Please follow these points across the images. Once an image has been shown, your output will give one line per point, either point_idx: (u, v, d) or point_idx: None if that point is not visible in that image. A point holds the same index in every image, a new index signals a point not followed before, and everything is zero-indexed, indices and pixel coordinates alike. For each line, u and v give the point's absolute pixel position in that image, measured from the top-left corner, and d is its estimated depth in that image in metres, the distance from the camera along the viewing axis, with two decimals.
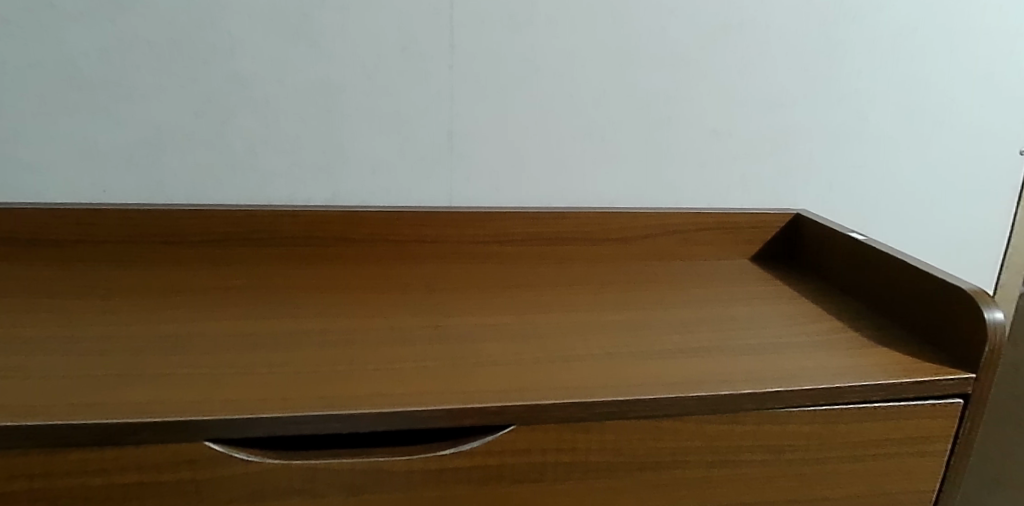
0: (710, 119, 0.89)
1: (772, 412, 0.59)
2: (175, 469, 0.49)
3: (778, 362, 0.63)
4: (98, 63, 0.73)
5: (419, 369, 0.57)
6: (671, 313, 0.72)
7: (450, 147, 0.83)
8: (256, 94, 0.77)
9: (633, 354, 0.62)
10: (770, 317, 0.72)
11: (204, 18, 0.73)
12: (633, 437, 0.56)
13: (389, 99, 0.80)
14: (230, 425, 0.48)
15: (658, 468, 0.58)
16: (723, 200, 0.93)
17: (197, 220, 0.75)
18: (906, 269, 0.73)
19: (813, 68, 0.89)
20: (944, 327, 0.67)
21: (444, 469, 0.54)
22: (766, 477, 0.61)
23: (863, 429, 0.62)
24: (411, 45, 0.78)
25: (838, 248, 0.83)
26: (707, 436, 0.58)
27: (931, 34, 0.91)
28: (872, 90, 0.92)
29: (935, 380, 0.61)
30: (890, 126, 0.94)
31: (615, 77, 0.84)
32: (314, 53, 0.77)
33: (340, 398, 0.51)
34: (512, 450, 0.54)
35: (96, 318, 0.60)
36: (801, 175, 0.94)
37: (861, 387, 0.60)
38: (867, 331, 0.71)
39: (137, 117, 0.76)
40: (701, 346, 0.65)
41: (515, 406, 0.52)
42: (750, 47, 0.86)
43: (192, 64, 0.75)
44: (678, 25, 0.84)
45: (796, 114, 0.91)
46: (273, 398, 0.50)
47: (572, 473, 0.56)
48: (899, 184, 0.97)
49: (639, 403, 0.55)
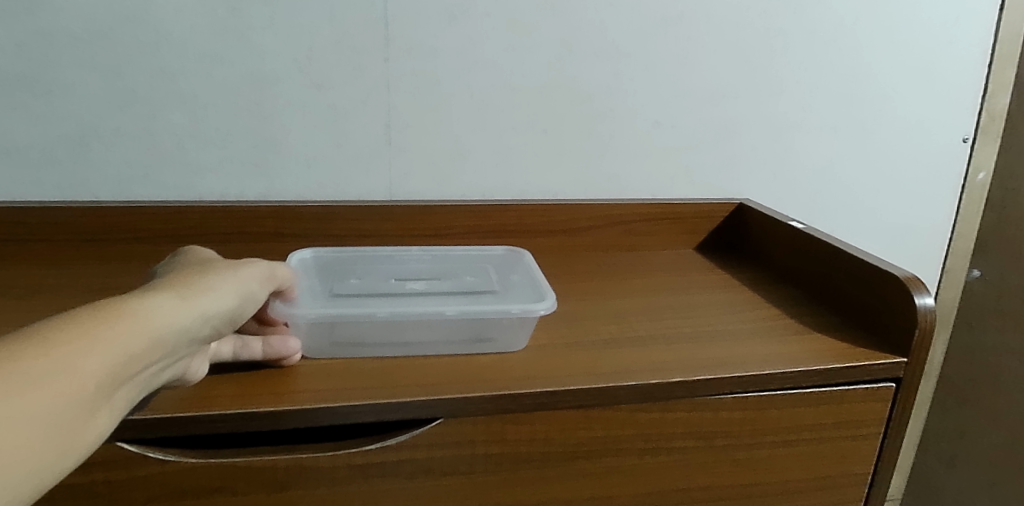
0: (652, 111, 0.89)
1: (702, 400, 0.59)
2: (88, 471, 0.48)
3: (710, 350, 0.63)
4: (17, 58, 0.71)
5: (347, 364, 0.56)
6: (610, 304, 0.72)
7: (388, 141, 0.82)
8: (187, 89, 0.76)
9: (567, 345, 0.62)
10: (707, 305, 0.73)
11: (130, 13, 0.72)
12: (563, 427, 0.56)
13: (323, 93, 0.79)
14: (143, 425, 0.47)
15: (589, 457, 0.58)
16: (667, 191, 0.93)
17: (128, 217, 0.74)
18: (842, 256, 0.73)
19: (755, 59, 0.90)
20: (878, 313, 0.68)
21: (371, 464, 0.53)
22: (699, 463, 0.62)
23: (794, 414, 0.62)
24: (345, 38, 0.77)
25: (779, 236, 0.84)
26: (639, 424, 0.58)
27: (869, 26, 0.92)
28: (813, 80, 0.93)
29: (864, 365, 0.63)
30: (832, 116, 0.95)
31: (554, 69, 0.84)
32: (245, 47, 0.76)
33: (260, 396, 0.51)
34: (439, 443, 0.54)
35: (13, 319, 0.59)
36: (745, 166, 0.95)
37: (791, 372, 0.60)
38: (802, 319, 0.71)
39: (59, 112, 0.74)
40: (637, 335, 0.65)
41: (441, 399, 0.52)
42: (690, 39, 0.87)
43: (117, 59, 0.73)
44: (618, 17, 0.84)
45: (737, 106, 0.91)
46: (191, 396, 0.50)
47: (502, 465, 0.56)
48: (840, 173, 0.98)
49: (568, 394, 0.55)
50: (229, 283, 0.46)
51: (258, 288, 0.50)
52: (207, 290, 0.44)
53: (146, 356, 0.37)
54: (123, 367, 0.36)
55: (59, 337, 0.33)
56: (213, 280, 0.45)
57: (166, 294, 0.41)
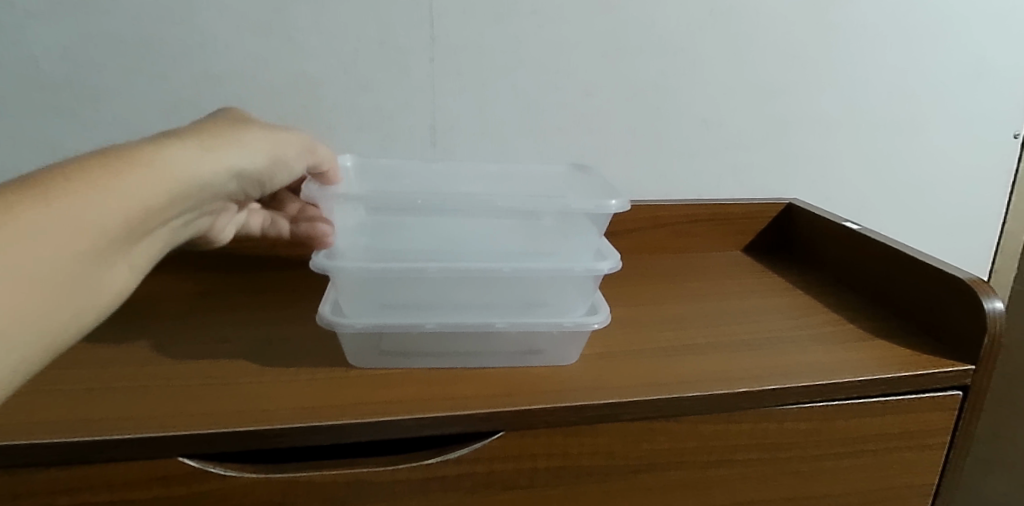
0: (699, 109, 0.87)
1: (768, 410, 0.57)
2: (149, 487, 0.47)
3: (772, 358, 0.61)
4: (62, 62, 0.71)
5: (404, 375, 0.55)
6: (665, 310, 0.70)
7: (433, 143, 0.81)
8: (232, 92, 0.75)
9: (626, 354, 0.61)
10: (763, 310, 0.71)
11: (176, 15, 0.71)
12: (626, 439, 0.55)
13: (368, 95, 0.78)
14: (204, 440, 0.46)
15: (652, 470, 0.57)
16: (713, 191, 0.91)
17: None
18: (899, 259, 0.71)
19: (804, 54, 0.87)
20: (945, 317, 0.64)
21: (431, 478, 0.52)
22: (762, 476, 0.60)
23: (861, 425, 0.60)
24: (390, 39, 0.76)
25: (831, 237, 0.81)
26: (703, 436, 0.57)
27: (924, 18, 0.89)
28: (864, 76, 0.90)
29: (934, 373, 0.60)
30: (883, 113, 0.92)
31: (602, 66, 0.82)
32: (290, 49, 0.75)
33: (322, 408, 0.50)
34: (500, 457, 0.52)
35: None
36: (795, 164, 0.92)
37: (859, 382, 0.58)
38: (864, 325, 0.69)
39: (104, 116, 0.73)
40: (696, 343, 0.63)
41: (504, 412, 0.51)
42: (738, 35, 0.85)
43: (163, 61, 0.72)
44: (666, 13, 0.82)
45: (787, 103, 0.89)
46: (250, 410, 0.49)
47: (564, 478, 0.55)
48: (891, 172, 0.95)
49: (632, 406, 0.53)
50: (260, 144, 0.55)
51: (292, 155, 0.59)
52: (231, 144, 0.53)
53: (161, 205, 0.46)
54: (143, 217, 0.44)
55: (56, 189, 0.39)
56: (244, 138, 0.54)
57: (187, 141, 0.49)
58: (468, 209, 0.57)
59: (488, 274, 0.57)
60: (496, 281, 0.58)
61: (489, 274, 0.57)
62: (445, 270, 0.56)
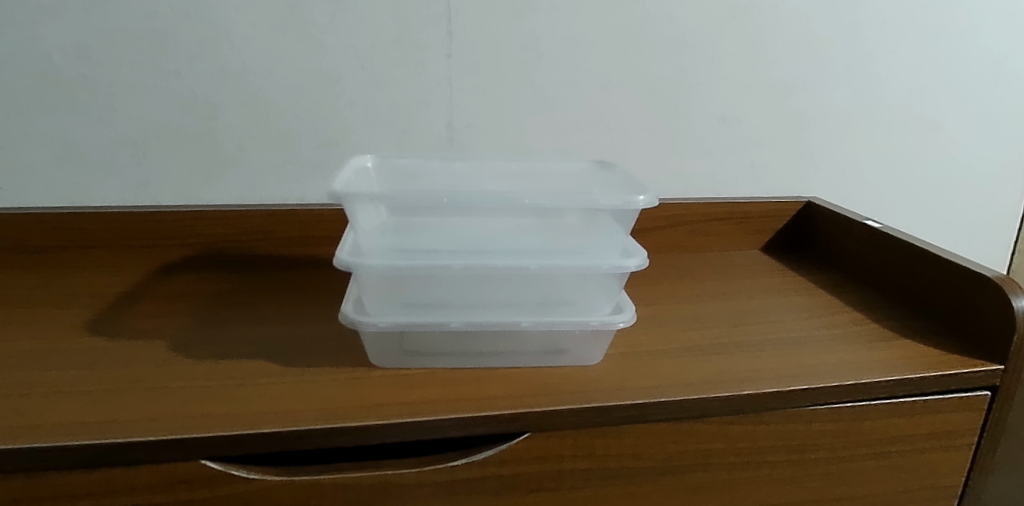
0: (717, 106, 0.86)
1: (796, 411, 0.56)
2: (171, 490, 0.46)
3: (799, 358, 0.60)
4: (75, 59, 0.70)
5: (427, 375, 0.54)
6: (686, 309, 0.69)
7: (449, 141, 0.80)
8: (247, 89, 0.74)
9: (651, 353, 0.60)
10: (786, 310, 0.70)
11: (191, 10, 0.70)
12: (653, 441, 0.54)
13: (384, 92, 0.77)
14: (227, 442, 0.45)
15: (679, 472, 0.56)
16: (731, 189, 0.90)
17: (187, 222, 0.73)
18: (923, 256, 0.70)
19: (823, 51, 0.86)
20: (973, 316, 0.64)
21: (456, 481, 0.51)
22: (789, 478, 0.59)
23: (889, 426, 0.59)
24: (407, 35, 0.75)
25: (852, 235, 0.80)
26: (731, 437, 0.56)
27: (944, 14, 0.88)
28: (883, 72, 0.89)
29: (963, 372, 0.59)
30: (902, 109, 0.91)
31: (620, 63, 0.81)
32: (307, 46, 0.74)
33: (346, 409, 0.49)
34: (526, 458, 0.51)
35: (83, 329, 0.58)
36: (813, 162, 0.91)
37: (888, 382, 0.57)
38: (888, 324, 0.68)
39: (119, 113, 0.72)
40: (720, 343, 0.62)
41: (531, 412, 0.50)
42: (757, 31, 0.84)
43: (178, 57, 0.71)
44: (685, 9, 0.81)
45: (806, 100, 0.88)
46: (273, 411, 0.48)
47: (590, 480, 0.54)
48: (909, 170, 0.94)
49: (660, 406, 0.52)
50: None
51: None
52: None
53: None
54: None
55: None
56: None
57: None
58: (492, 206, 0.56)
59: (511, 273, 0.55)
60: (521, 279, 0.57)
61: (513, 272, 0.55)
62: (470, 268, 0.55)
